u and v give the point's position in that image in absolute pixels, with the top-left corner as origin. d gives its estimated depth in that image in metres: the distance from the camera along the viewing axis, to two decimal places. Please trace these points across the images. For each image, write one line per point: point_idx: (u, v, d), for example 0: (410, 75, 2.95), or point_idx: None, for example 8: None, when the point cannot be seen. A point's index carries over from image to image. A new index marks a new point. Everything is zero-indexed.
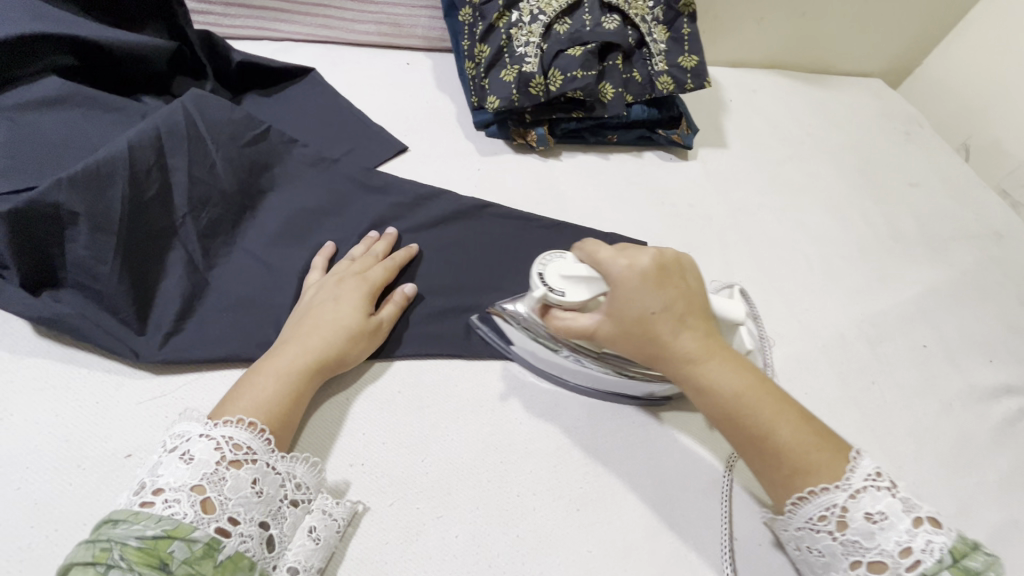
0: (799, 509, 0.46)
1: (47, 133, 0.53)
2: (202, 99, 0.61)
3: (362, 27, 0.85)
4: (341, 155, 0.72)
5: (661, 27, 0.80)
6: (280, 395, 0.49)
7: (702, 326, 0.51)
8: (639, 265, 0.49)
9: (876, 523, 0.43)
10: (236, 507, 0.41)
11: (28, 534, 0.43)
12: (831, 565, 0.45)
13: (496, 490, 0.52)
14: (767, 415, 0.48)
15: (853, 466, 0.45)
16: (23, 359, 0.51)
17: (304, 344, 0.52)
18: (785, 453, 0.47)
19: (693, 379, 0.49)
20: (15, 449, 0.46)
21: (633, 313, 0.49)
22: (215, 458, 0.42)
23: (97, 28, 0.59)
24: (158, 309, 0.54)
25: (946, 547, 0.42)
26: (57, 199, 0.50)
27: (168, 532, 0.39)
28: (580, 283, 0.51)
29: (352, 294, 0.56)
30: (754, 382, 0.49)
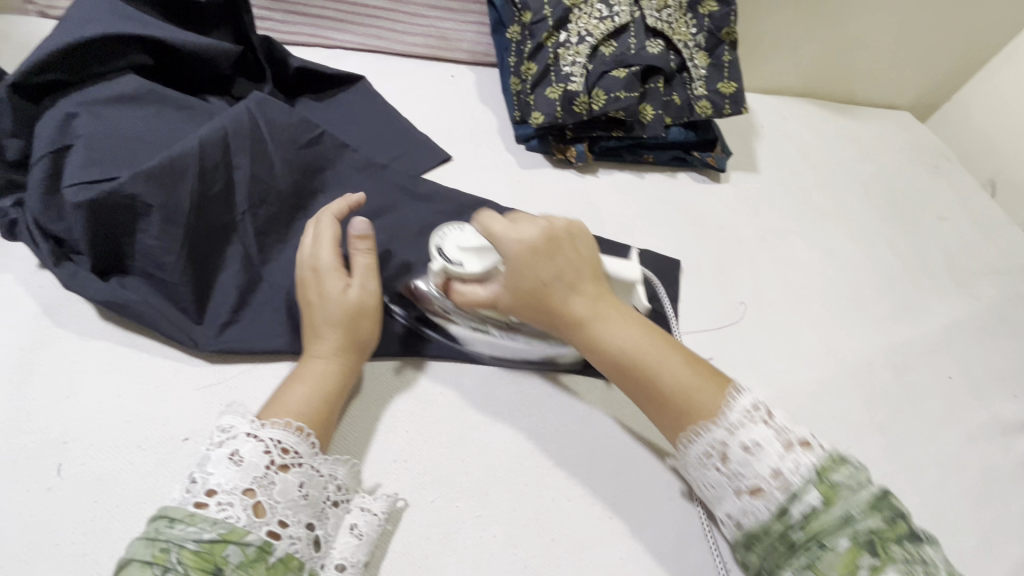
0: (690, 447, 0.49)
1: (123, 127, 0.56)
2: (264, 104, 0.63)
3: (411, 39, 0.88)
4: (389, 161, 0.75)
5: (702, 53, 0.82)
6: (319, 398, 0.50)
7: (592, 283, 0.54)
8: (519, 235, 0.53)
9: (750, 452, 0.46)
10: (284, 510, 0.43)
11: (91, 508, 0.45)
12: (724, 497, 0.48)
13: (533, 493, 0.54)
14: (655, 364, 0.51)
15: (730, 402, 0.48)
16: (88, 340, 0.53)
17: (317, 349, 0.53)
18: (666, 400, 0.50)
19: (585, 337, 0.53)
20: (80, 426, 0.49)
21: (521, 281, 0.53)
22: (265, 461, 0.44)
23: (172, 30, 0.62)
24: (216, 301, 0.56)
25: (813, 465, 0.45)
26: (132, 191, 0.52)
27: (222, 535, 0.40)
28: (473, 254, 0.55)
29: (325, 282, 0.55)
30: (645, 337, 0.52)
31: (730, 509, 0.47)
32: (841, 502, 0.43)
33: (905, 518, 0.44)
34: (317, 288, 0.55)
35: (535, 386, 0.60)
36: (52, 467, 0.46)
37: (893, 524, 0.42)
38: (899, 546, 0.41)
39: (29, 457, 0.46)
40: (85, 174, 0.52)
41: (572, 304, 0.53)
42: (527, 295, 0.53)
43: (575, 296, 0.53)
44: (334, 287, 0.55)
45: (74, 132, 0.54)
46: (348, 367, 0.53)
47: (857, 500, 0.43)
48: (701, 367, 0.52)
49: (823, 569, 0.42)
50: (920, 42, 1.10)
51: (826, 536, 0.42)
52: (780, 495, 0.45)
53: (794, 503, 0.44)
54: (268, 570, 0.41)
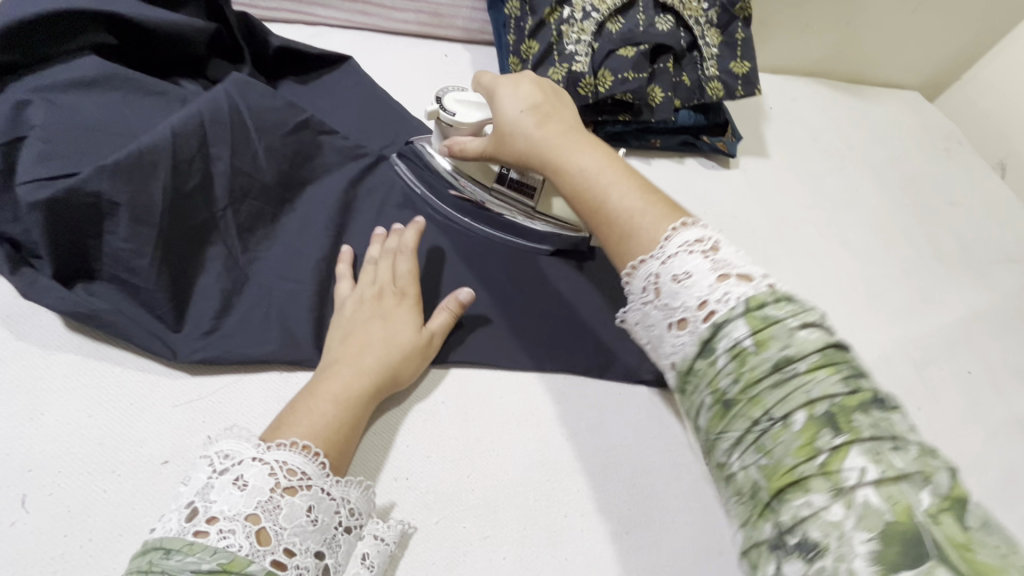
0: (632, 281, 0.43)
1: (84, 115, 0.50)
2: (242, 86, 0.57)
3: (401, 16, 0.82)
4: (381, 148, 0.69)
5: (714, 30, 0.77)
6: (340, 421, 0.46)
7: (571, 122, 0.54)
8: (513, 82, 0.57)
9: (680, 283, 0.39)
10: (291, 538, 0.38)
11: (62, 544, 0.41)
12: (665, 342, 0.40)
13: (545, 509, 0.50)
14: (605, 183, 0.48)
15: (670, 235, 0.42)
16: (53, 354, 0.48)
17: (357, 365, 0.49)
18: (610, 226, 0.47)
19: (550, 162, 0.52)
20: (47, 451, 0.44)
21: (501, 117, 0.55)
22: (270, 484, 0.39)
23: (137, 6, 0.56)
24: (195, 307, 0.51)
25: (747, 298, 0.36)
26: (97, 188, 0.47)
27: (223, 566, 0.35)
28: (470, 108, 0.59)
29: (404, 312, 0.54)
30: (604, 162, 0.50)
31: (669, 352, 0.40)
32: (779, 345, 0.34)
33: (869, 379, 0.33)
34: (387, 309, 0.53)
35: (541, 393, 0.57)
36: (16, 498, 0.42)
37: (855, 388, 0.32)
38: (863, 416, 0.31)
39: None
40: (42, 169, 0.46)
41: (539, 134, 0.53)
42: (502, 127, 0.55)
43: (547, 129, 0.53)
44: (404, 317, 0.53)
45: (29, 122, 0.48)
46: (377, 394, 0.49)
47: (796, 344, 0.33)
48: (656, 197, 0.47)
49: (777, 453, 0.32)
50: (933, 18, 1.06)
51: (773, 407, 0.33)
52: (705, 326, 0.37)
53: (719, 339, 0.36)
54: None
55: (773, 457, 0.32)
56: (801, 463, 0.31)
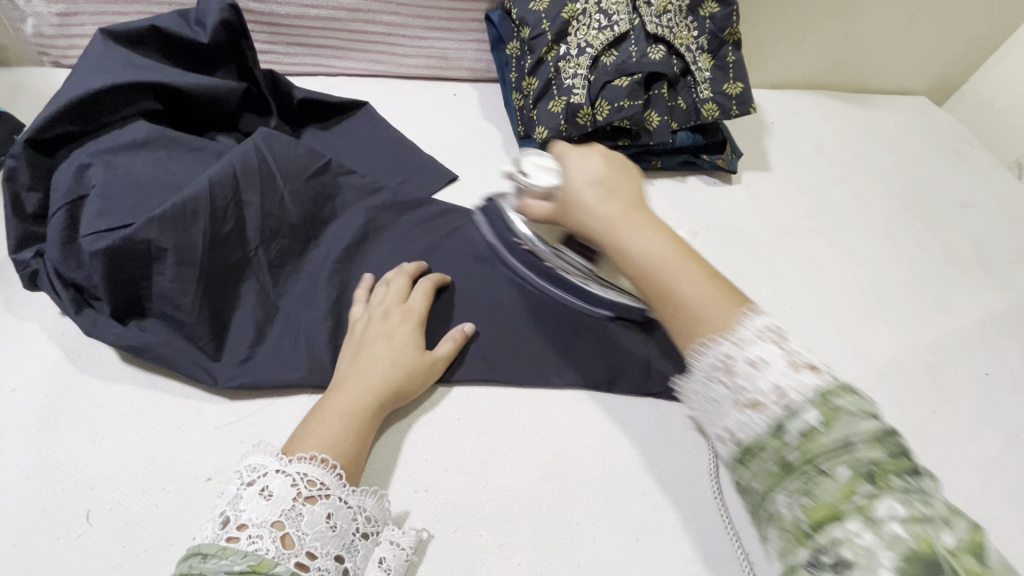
0: (699, 361, 0.44)
1: (136, 173, 0.57)
2: (271, 138, 0.64)
3: (413, 61, 0.89)
4: (397, 184, 0.75)
5: (706, 55, 0.81)
6: (348, 433, 0.50)
7: (637, 201, 0.55)
8: (588, 153, 0.58)
9: (757, 368, 0.41)
10: (313, 542, 0.42)
11: (121, 553, 0.46)
12: (722, 415, 0.43)
13: (557, 518, 0.53)
14: (670, 269, 0.48)
15: (745, 323, 0.43)
16: (111, 384, 0.54)
17: (360, 382, 0.53)
18: (684, 304, 0.46)
19: (612, 241, 0.51)
20: (107, 470, 0.49)
21: (568, 182, 0.56)
22: (292, 494, 0.43)
23: (179, 74, 0.63)
24: (233, 338, 0.57)
25: (818, 387, 0.40)
26: (147, 237, 0.53)
27: (253, 567, 0.40)
28: (545, 171, 0.58)
29: (403, 333, 0.57)
30: (670, 243, 0.49)
31: (730, 426, 0.42)
32: (842, 425, 0.38)
33: (912, 456, 0.37)
34: (389, 331, 0.57)
35: (552, 407, 0.60)
36: (81, 513, 0.47)
37: (898, 458, 0.36)
38: (899, 478, 0.35)
39: (59, 506, 0.47)
40: (102, 223, 0.53)
41: (601, 206, 0.53)
42: (568, 194, 0.56)
43: (610, 202, 0.53)
44: (406, 338, 0.57)
45: (89, 182, 0.55)
46: (376, 415, 0.53)
47: (858, 427, 0.37)
48: (723, 286, 0.47)
49: (818, 493, 0.36)
50: (932, 25, 1.07)
51: (822, 460, 0.37)
52: (780, 411, 0.39)
53: (791, 421, 0.39)
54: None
55: (816, 498, 0.36)
56: (840, 501, 0.35)
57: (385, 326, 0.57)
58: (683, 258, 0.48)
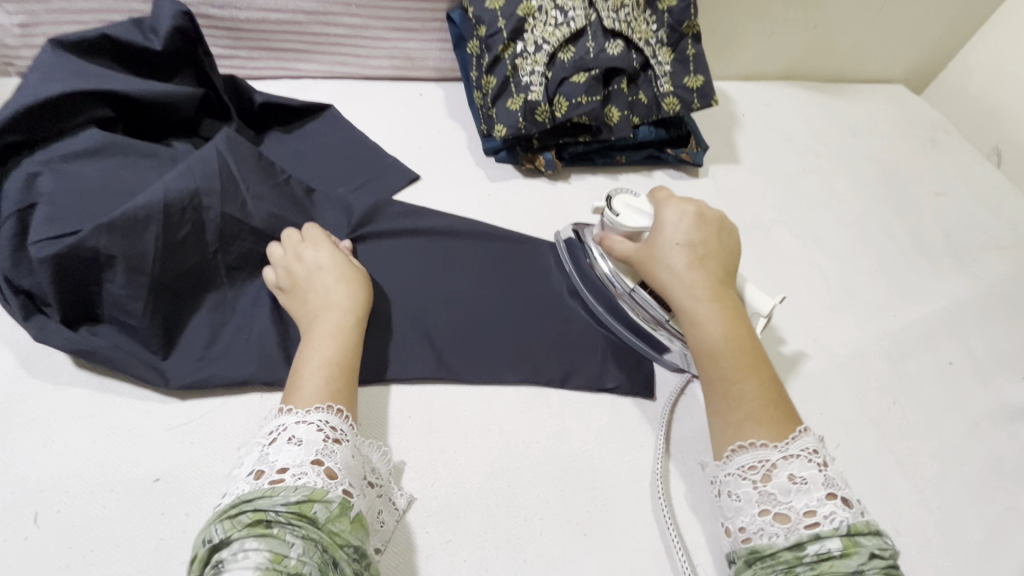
0: (737, 457, 0.49)
1: (89, 180, 0.57)
2: (234, 141, 0.64)
3: (377, 62, 0.89)
4: (357, 186, 0.75)
5: (665, 49, 0.81)
6: (346, 349, 0.54)
7: (719, 274, 0.58)
8: (685, 210, 0.61)
9: (795, 484, 0.46)
10: (349, 474, 0.45)
11: (67, 555, 0.47)
12: (742, 510, 0.47)
13: (505, 514, 0.53)
14: (741, 366, 0.53)
15: (796, 438, 0.49)
16: (63, 388, 0.55)
17: (334, 306, 0.57)
18: (748, 402, 0.51)
19: (688, 314, 0.56)
20: (57, 473, 0.50)
21: (659, 236, 0.59)
22: (321, 437, 0.46)
23: (133, 82, 0.64)
24: (187, 342, 0.58)
25: (847, 522, 0.44)
26: (96, 244, 0.54)
27: (307, 496, 0.41)
28: (634, 216, 0.62)
29: (325, 255, 0.60)
30: (741, 337, 0.54)
31: (744, 523, 0.46)
32: (859, 557, 0.42)
33: None
34: (316, 257, 0.60)
35: (506, 404, 0.60)
36: (30, 516, 0.48)
37: None
38: None
39: (8, 509, 0.48)
40: (50, 230, 0.54)
41: (686, 276, 0.57)
42: (655, 250, 0.59)
43: (697, 274, 0.57)
44: (331, 256, 0.61)
45: (40, 190, 0.56)
46: (357, 326, 0.57)
47: (876, 565, 0.42)
48: (781, 401, 0.52)
49: None
50: (906, 12, 1.06)
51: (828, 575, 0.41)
52: (805, 531, 0.44)
53: (813, 543, 0.43)
54: (350, 523, 0.42)
55: None
56: None
57: (317, 261, 0.60)
58: (751, 359, 0.53)
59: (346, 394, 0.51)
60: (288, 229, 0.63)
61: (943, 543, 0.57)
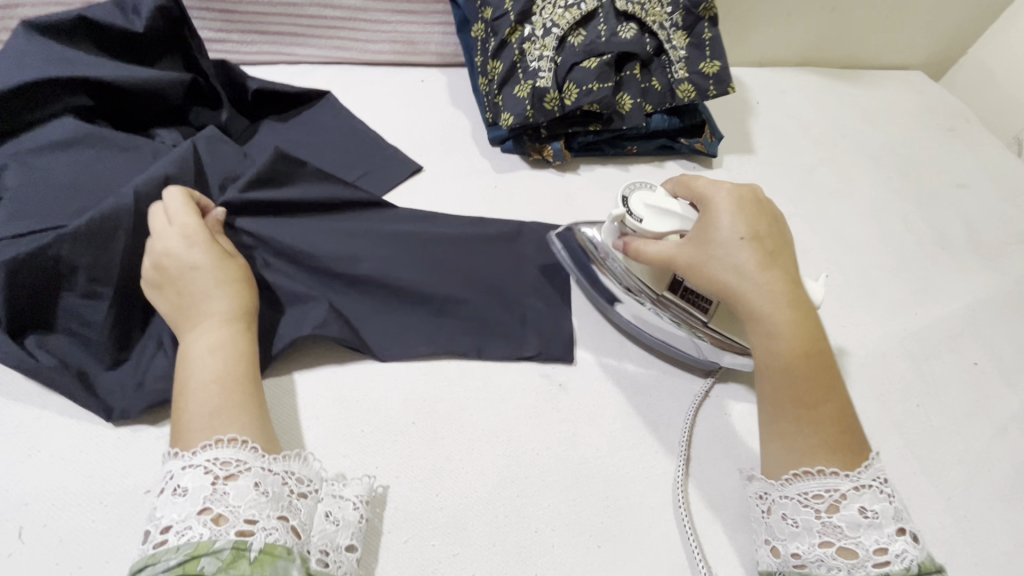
0: (799, 481, 0.46)
1: (58, 176, 0.56)
2: (215, 139, 0.63)
3: (376, 47, 0.85)
4: (355, 179, 0.72)
5: (680, 33, 0.77)
6: (228, 362, 0.48)
7: (788, 271, 0.52)
8: (738, 198, 0.53)
9: (866, 518, 0.44)
10: (249, 510, 0.40)
11: (52, 571, 0.44)
12: (799, 536, 0.46)
13: (514, 525, 0.51)
14: (820, 381, 0.48)
15: (869, 465, 0.46)
16: (48, 394, 0.52)
17: (206, 315, 0.50)
18: (825, 425, 0.47)
19: (760, 325, 0.50)
20: (43, 484, 0.48)
21: (717, 234, 0.52)
22: (210, 479, 0.41)
23: (112, 67, 0.61)
24: (137, 351, 0.54)
25: (917, 561, 0.42)
26: (59, 252, 0.51)
27: (190, 554, 0.38)
28: (665, 216, 0.55)
29: (184, 251, 0.52)
30: (816, 345, 0.49)
31: (801, 549, 0.45)
32: None
33: None
34: (180, 257, 0.52)
35: (514, 409, 0.57)
36: (14, 530, 0.45)
37: None
38: None
39: None
40: (14, 228, 0.52)
41: (758, 277, 0.50)
42: (714, 249, 0.52)
43: (768, 274, 0.51)
44: (196, 253, 0.52)
45: (6, 185, 0.54)
46: (242, 332, 0.51)
47: None
48: (852, 414, 0.49)
49: None
50: None
51: None
52: (873, 570, 0.42)
53: None
54: (252, 565, 0.39)
55: None
56: None
57: (189, 260, 0.52)
58: (828, 370, 0.49)
59: (241, 414, 0.45)
60: (153, 212, 0.54)
61: (971, 554, 0.55)
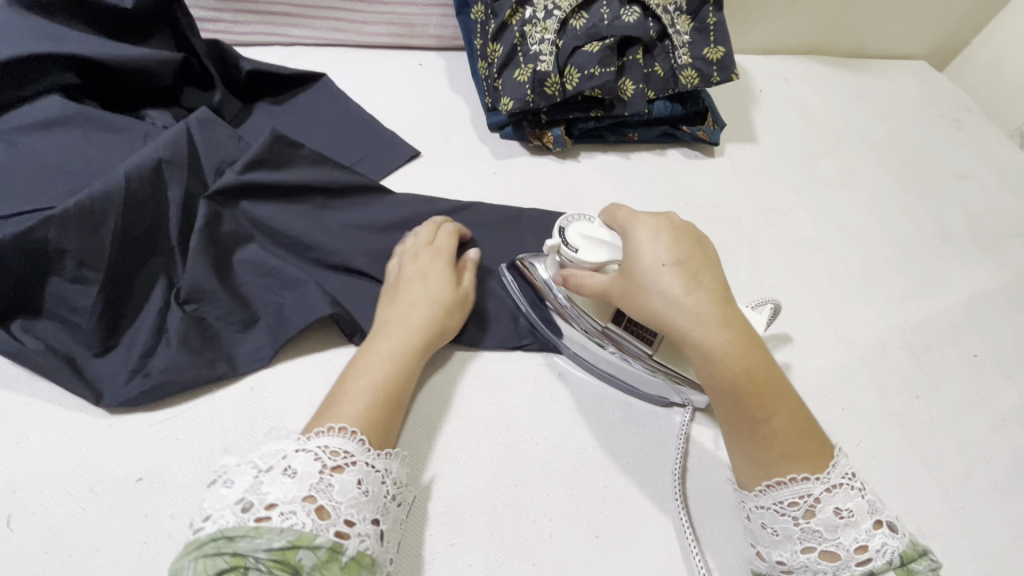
0: (771, 492, 0.44)
1: (44, 156, 0.54)
2: (208, 122, 0.61)
3: (373, 29, 0.83)
4: (352, 163, 0.71)
5: (685, 17, 0.75)
6: (396, 374, 0.50)
7: (719, 291, 0.49)
8: (655, 223, 0.51)
9: (842, 519, 0.43)
10: (349, 510, 0.40)
11: (42, 560, 0.43)
12: (782, 545, 0.44)
13: (512, 515, 0.50)
14: (770, 397, 0.45)
15: (836, 461, 0.44)
16: (36, 380, 0.51)
17: (405, 321, 0.53)
18: (783, 437, 0.45)
19: (699, 349, 0.46)
20: (32, 472, 0.47)
21: (638, 262, 0.49)
22: (318, 467, 0.41)
23: (101, 45, 0.60)
24: (128, 338, 0.53)
25: (898, 552, 0.42)
26: (45, 236, 0.50)
27: (292, 542, 0.38)
28: (601, 246, 0.52)
29: (420, 263, 0.58)
30: (760, 359, 0.46)
31: (784, 557, 0.44)
32: None
33: None
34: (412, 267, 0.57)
35: (511, 398, 0.57)
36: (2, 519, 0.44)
37: None
38: None
39: None
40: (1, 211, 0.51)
41: (686, 300, 0.47)
42: (638, 278, 0.49)
43: (698, 295, 0.47)
44: (412, 268, 0.57)
45: None
46: (420, 352, 0.53)
47: None
48: (810, 424, 0.46)
49: None
50: None
51: None
52: (857, 569, 0.42)
53: None
54: (342, 569, 0.38)
55: None
56: None
57: (417, 274, 0.57)
58: (777, 384, 0.46)
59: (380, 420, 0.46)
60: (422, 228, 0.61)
61: (968, 546, 0.55)
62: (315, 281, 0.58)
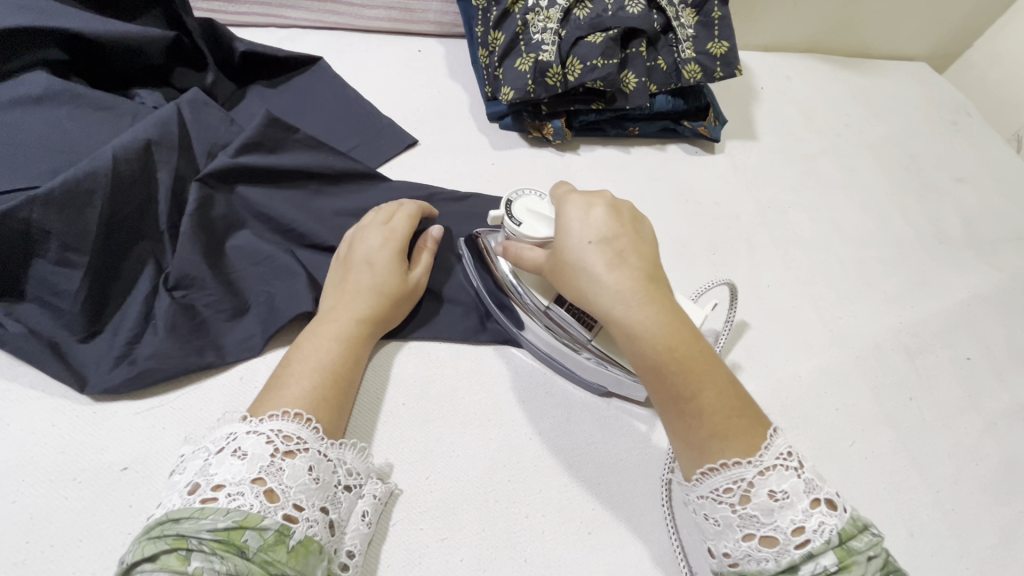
0: (707, 480, 0.42)
1: (28, 133, 0.52)
2: (200, 104, 0.59)
3: (372, 13, 0.81)
4: (348, 149, 0.69)
5: (689, 10, 0.74)
6: (339, 359, 0.49)
7: (646, 269, 0.48)
8: (589, 201, 0.50)
9: (777, 501, 0.40)
10: (299, 495, 0.40)
11: (22, 550, 0.42)
12: (724, 535, 0.42)
13: (504, 510, 0.50)
14: (697, 374, 0.44)
15: (768, 442, 0.42)
16: (20, 365, 0.50)
17: (349, 307, 0.52)
18: (711, 415, 0.43)
19: (622, 325, 0.46)
20: (12, 460, 0.45)
21: (567, 238, 0.49)
22: (269, 451, 0.40)
23: (89, 20, 0.58)
24: (115, 323, 0.51)
25: (837, 530, 0.39)
26: (29, 215, 0.48)
27: (238, 523, 0.37)
28: (542, 221, 0.52)
29: (370, 241, 0.56)
30: (685, 337, 0.45)
31: (728, 548, 0.42)
32: (858, 569, 0.38)
33: None
34: (361, 246, 0.55)
35: (507, 392, 0.56)
36: None
37: None
38: None
39: None
40: None
41: (607, 277, 0.46)
42: (567, 254, 0.48)
43: (621, 272, 0.47)
44: (363, 248, 0.55)
45: None
46: (365, 337, 0.52)
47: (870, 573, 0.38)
48: (744, 403, 0.44)
49: None
50: None
51: None
52: (795, 552, 0.39)
53: (805, 564, 0.39)
54: (289, 554, 0.38)
55: None
56: None
57: (365, 252, 0.55)
58: (704, 360, 0.45)
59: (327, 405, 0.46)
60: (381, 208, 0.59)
61: (958, 548, 0.55)
62: (307, 269, 0.57)
